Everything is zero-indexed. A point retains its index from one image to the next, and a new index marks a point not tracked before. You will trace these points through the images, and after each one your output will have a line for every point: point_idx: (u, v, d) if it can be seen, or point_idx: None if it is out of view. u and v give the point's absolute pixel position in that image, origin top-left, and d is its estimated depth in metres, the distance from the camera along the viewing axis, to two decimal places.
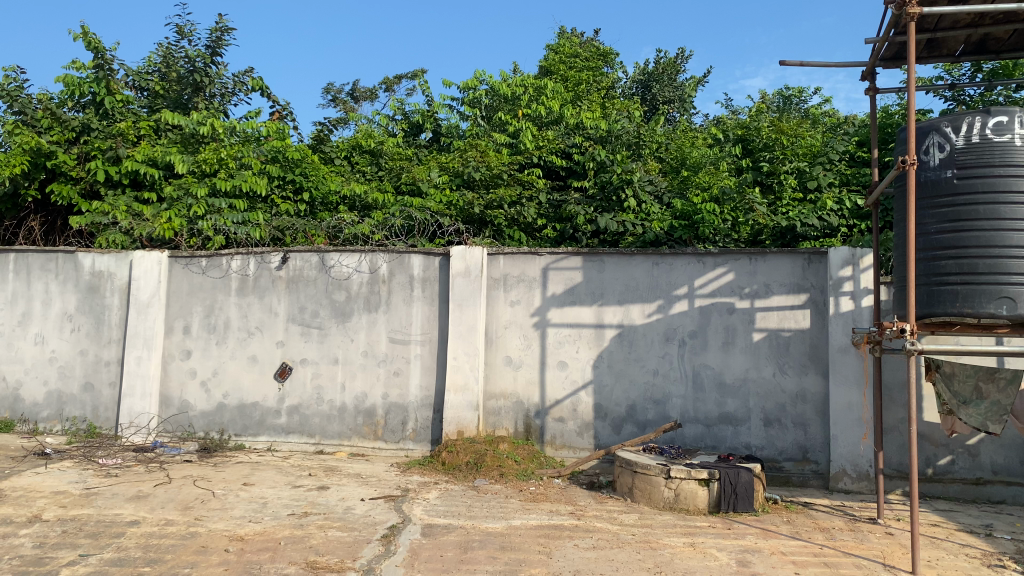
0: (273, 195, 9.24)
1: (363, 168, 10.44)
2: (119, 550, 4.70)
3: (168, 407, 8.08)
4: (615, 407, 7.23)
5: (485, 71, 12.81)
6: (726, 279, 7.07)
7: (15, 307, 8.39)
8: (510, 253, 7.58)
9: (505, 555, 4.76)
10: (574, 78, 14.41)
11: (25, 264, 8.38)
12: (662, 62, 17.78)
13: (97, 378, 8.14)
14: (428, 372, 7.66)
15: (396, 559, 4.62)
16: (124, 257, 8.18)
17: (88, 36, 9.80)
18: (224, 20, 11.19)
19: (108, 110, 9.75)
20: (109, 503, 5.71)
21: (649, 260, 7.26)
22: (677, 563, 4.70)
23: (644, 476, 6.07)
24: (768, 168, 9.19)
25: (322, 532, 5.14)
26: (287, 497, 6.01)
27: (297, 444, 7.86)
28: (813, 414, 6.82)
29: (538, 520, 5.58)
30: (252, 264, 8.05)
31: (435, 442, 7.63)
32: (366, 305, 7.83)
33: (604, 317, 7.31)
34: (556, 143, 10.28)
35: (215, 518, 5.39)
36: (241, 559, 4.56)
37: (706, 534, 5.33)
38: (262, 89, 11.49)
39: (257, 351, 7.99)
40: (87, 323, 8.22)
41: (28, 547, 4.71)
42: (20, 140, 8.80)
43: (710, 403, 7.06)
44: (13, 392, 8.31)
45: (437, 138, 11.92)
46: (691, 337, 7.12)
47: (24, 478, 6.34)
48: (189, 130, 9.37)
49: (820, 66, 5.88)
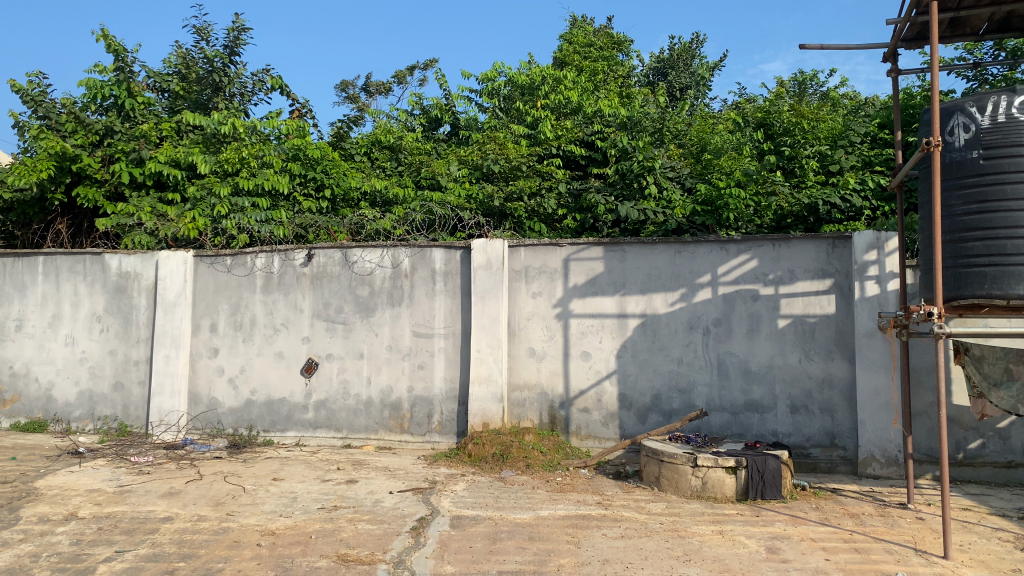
0: (296, 192, 9.31)
1: (383, 164, 10.50)
2: (154, 546, 4.77)
3: (197, 405, 8.17)
4: (640, 396, 7.23)
5: (503, 62, 12.82)
6: (750, 266, 7.03)
7: (45, 308, 8.50)
8: (531, 245, 7.58)
9: (534, 545, 4.78)
10: (590, 68, 14.28)
11: (53, 266, 8.48)
12: (677, 49, 17.69)
13: (127, 377, 8.26)
14: (452, 365, 7.69)
15: (426, 551, 4.65)
16: (150, 257, 8.29)
17: (109, 39, 9.91)
18: (240, 20, 11.26)
19: (130, 112, 9.86)
20: (142, 500, 5.80)
21: (672, 248, 7.23)
22: (706, 551, 4.70)
23: (671, 465, 6.06)
24: (790, 153, 9.16)
25: (353, 525, 5.19)
26: (317, 491, 6.07)
27: (325, 438, 7.93)
28: (840, 400, 6.78)
29: (565, 510, 5.60)
30: (277, 261, 8.12)
31: (461, 434, 7.66)
32: (389, 300, 7.88)
33: (627, 307, 7.30)
34: (575, 131, 10.34)
35: (246, 513, 5.46)
36: (273, 554, 4.61)
37: (734, 522, 5.32)
38: (281, 87, 11.56)
39: (283, 347, 8.06)
40: (116, 323, 8.33)
41: (66, 544, 4.80)
42: (46, 144, 8.91)
43: (736, 390, 7.03)
44: (45, 392, 8.44)
45: (455, 131, 11.94)
46: (715, 325, 7.09)
47: (59, 477, 6.45)
48: (211, 130, 9.57)
49: (841, 48, 5.82)
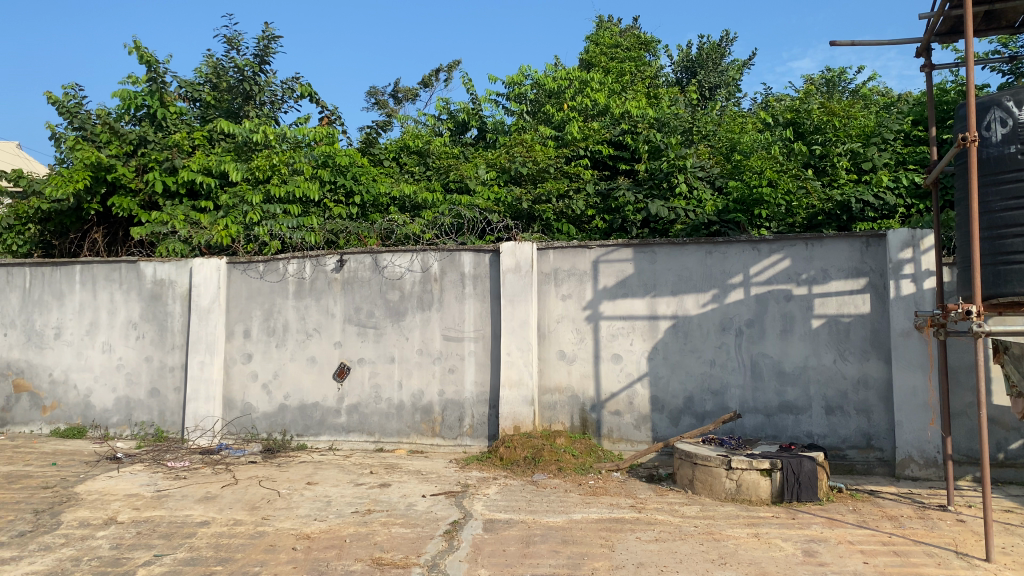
0: (326, 199, 9.37)
1: (412, 169, 10.55)
2: (191, 550, 4.83)
3: (231, 410, 8.27)
4: (672, 399, 7.18)
5: (530, 65, 12.81)
6: (782, 265, 6.96)
7: (82, 316, 8.63)
8: (561, 247, 7.57)
9: (568, 548, 4.78)
10: (617, 69, 14.23)
11: (90, 275, 8.62)
12: (705, 47, 17.59)
13: (162, 383, 8.38)
14: (483, 368, 7.70)
15: (460, 555, 4.66)
16: (184, 265, 8.40)
17: (141, 50, 10.07)
18: (269, 29, 11.39)
19: (163, 122, 10.02)
20: (180, 504, 5.88)
21: (703, 249, 7.18)
22: (742, 554, 4.66)
23: (705, 468, 6.02)
24: (821, 151, 9.07)
25: (386, 528, 5.22)
26: (351, 495, 6.11)
27: (358, 443, 7.97)
28: (877, 400, 6.69)
29: (598, 513, 5.58)
30: (308, 267, 8.19)
31: (492, 437, 7.67)
32: (419, 304, 7.91)
33: (657, 309, 7.26)
34: (603, 133, 10.31)
35: (281, 517, 5.51)
36: (309, 557, 4.65)
37: (770, 524, 5.27)
38: (311, 95, 11.67)
39: (316, 352, 8.12)
40: (152, 330, 8.46)
41: (106, 548, 4.88)
42: (81, 155, 9.07)
43: (770, 391, 6.97)
44: (83, 399, 8.56)
45: (482, 135, 11.96)
46: (748, 326, 7.04)
47: (98, 482, 6.57)
48: (243, 138, 9.69)
49: (872, 45, 5.76)
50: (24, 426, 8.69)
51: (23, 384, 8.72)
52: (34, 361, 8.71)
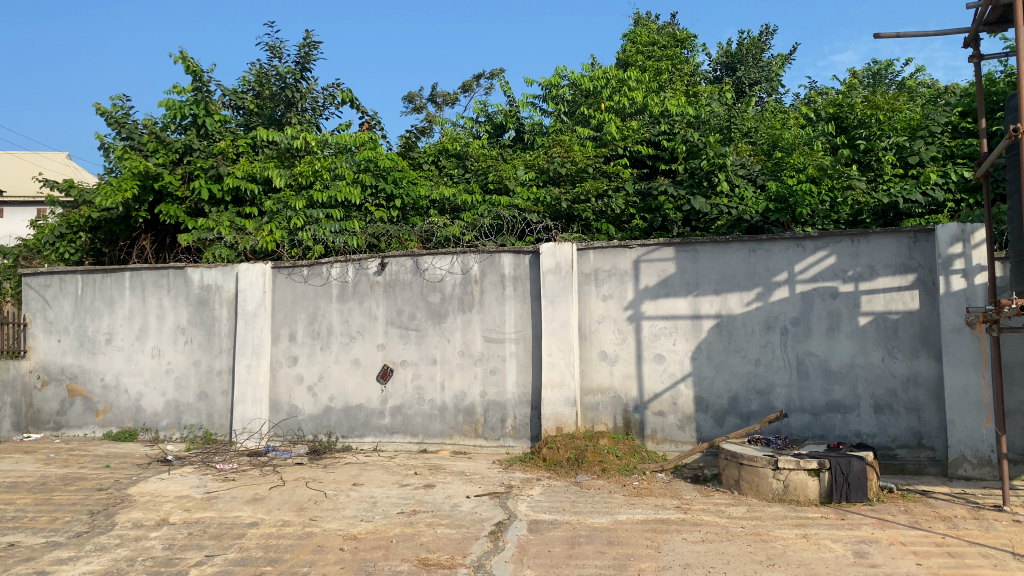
0: (368, 203, 9.45)
1: (451, 171, 10.59)
2: (241, 550, 4.91)
3: (278, 412, 8.39)
4: (716, 399, 7.12)
5: (566, 65, 12.80)
6: (828, 263, 6.86)
7: (132, 322, 8.82)
8: (600, 247, 7.55)
9: (613, 549, 4.76)
10: (655, 68, 14.14)
11: (140, 281, 8.81)
12: (745, 43, 17.41)
13: (211, 386, 8.54)
14: (525, 370, 7.71)
15: (505, 555, 4.67)
16: (230, 270, 8.55)
17: (187, 60, 10.27)
18: (311, 36, 11.53)
19: (208, 130, 10.21)
20: (229, 505, 5.99)
21: (746, 247, 7.11)
22: (791, 555, 4.60)
23: (751, 468, 5.95)
24: (865, 145, 8.83)
25: (432, 529, 5.25)
26: (396, 496, 6.17)
27: (402, 444, 8.03)
28: (927, 398, 6.56)
29: (643, 514, 5.55)
30: (351, 270, 8.28)
31: (535, 438, 7.68)
32: (460, 306, 7.95)
33: (700, 308, 7.20)
34: (642, 132, 10.27)
35: (328, 518, 5.58)
36: (356, 558, 4.70)
37: (819, 525, 5.19)
38: (352, 101, 11.81)
39: (359, 354, 8.21)
40: (199, 335, 8.62)
41: (160, 548, 4.99)
42: (129, 165, 9.28)
43: (817, 390, 6.87)
44: (135, 402, 8.75)
45: (520, 137, 11.98)
46: (794, 324, 6.95)
47: (150, 483, 6.72)
48: (285, 145, 9.83)
49: (917, 36, 5.66)
50: (78, 429, 8.90)
51: (76, 389, 8.93)
52: (87, 366, 8.92)
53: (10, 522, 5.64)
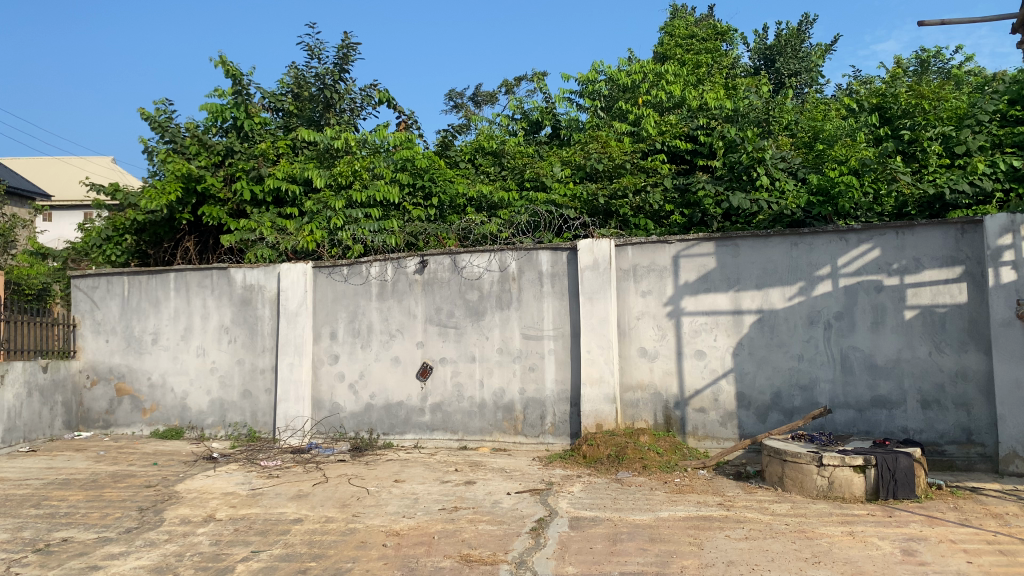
0: (406, 202, 9.53)
1: (488, 169, 10.65)
2: (286, 546, 4.98)
3: (320, 410, 8.49)
4: (759, 395, 7.04)
5: (603, 60, 12.74)
6: (872, 256, 6.75)
7: (177, 322, 8.99)
8: (639, 243, 7.50)
9: (655, 546, 4.73)
10: (693, 61, 14.00)
11: (184, 282, 8.98)
12: (784, 34, 17.15)
13: (254, 385, 8.67)
14: (564, 367, 7.70)
15: (547, 552, 4.68)
16: (272, 270, 8.68)
17: (227, 64, 10.42)
18: (348, 37, 11.62)
19: (249, 132, 10.37)
20: (274, 502, 6.07)
21: (788, 241, 7.02)
22: (837, 553, 4.54)
23: (795, 465, 5.88)
24: (909, 135, 8.65)
25: (473, 525, 5.28)
26: (437, 493, 6.20)
27: (442, 441, 8.08)
28: (976, 393, 6.42)
29: (686, 511, 5.51)
30: (390, 269, 8.35)
31: (575, 435, 7.67)
32: (498, 303, 7.97)
33: (742, 303, 7.12)
34: (680, 126, 10.20)
35: (371, 514, 5.64)
36: (399, 554, 4.73)
37: (865, 522, 5.11)
38: (389, 101, 11.88)
39: (399, 352, 8.28)
40: (243, 334, 8.76)
41: (207, 544, 5.08)
42: (172, 168, 9.46)
43: (862, 386, 6.75)
44: (181, 401, 8.92)
45: (557, 133, 11.96)
46: (837, 319, 6.84)
47: (196, 480, 6.84)
48: (325, 146, 9.91)
49: (963, 22, 5.53)
50: (126, 427, 9.09)
51: (124, 388, 9.12)
52: (134, 365, 9.10)
53: (62, 518, 5.78)
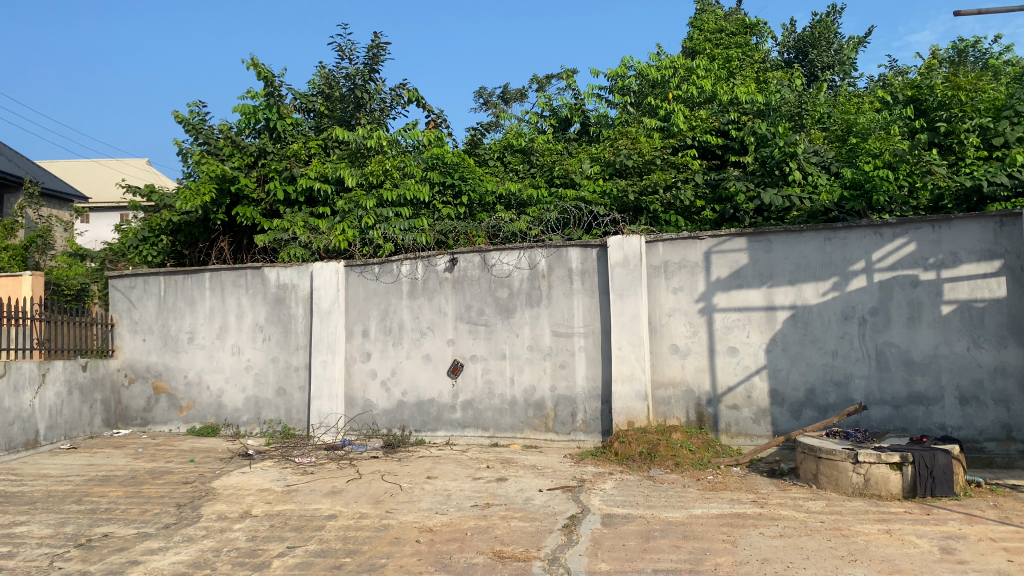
0: (436, 200, 9.58)
1: (517, 167, 10.67)
2: (321, 542, 5.03)
3: (353, 407, 8.56)
4: (793, 391, 6.98)
5: (632, 56, 12.67)
6: (908, 250, 6.65)
7: (213, 321, 9.12)
8: (670, 239, 7.46)
9: (689, 544, 4.72)
10: (723, 56, 13.90)
11: (219, 281, 9.10)
12: (816, 26, 16.94)
13: (288, 382, 8.77)
14: (595, 364, 7.69)
15: (580, 549, 4.68)
16: (305, 269, 8.77)
17: (259, 66, 10.54)
18: (378, 37, 11.69)
19: (281, 133, 10.47)
20: (308, 498, 6.14)
21: (821, 236, 6.94)
22: (873, 551, 4.49)
23: (830, 462, 5.82)
24: (946, 128, 8.52)
25: (506, 522, 5.30)
26: (469, 489, 6.23)
27: (474, 438, 8.11)
28: (1016, 389, 6.31)
29: (719, 509, 5.49)
30: (420, 267, 8.40)
31: (606, 432, 7.65)
32: (528, 301, 7.98)
33: (775, 299, 7.06)
34: (711, 121, 10.14)
35: (404, 511, 5.68)
36: (432, 550, 4.77)
37: (903, 520, 5.05)
38: (418, 100, 11.93)
39: (430, 350, 8.32)
40: (277, 332, 8.86)
41: (244, 540, 5.16)
42: (207, 169, 9.60)
43: (898, 382, 6.66)
44: (216, 399, 9.05)
45: (586, 130, 11.95)
46: (872, 314, 6.76)
47: (232, 477, 6.94)
48: (356, 145, 9.95)
49: (1001, 11, 5.43)
50: (163, 425, 9.24)
51: (161, 386, 9.27)
52: (171, 364, 9.25)
53: (103, 514, 5.90)
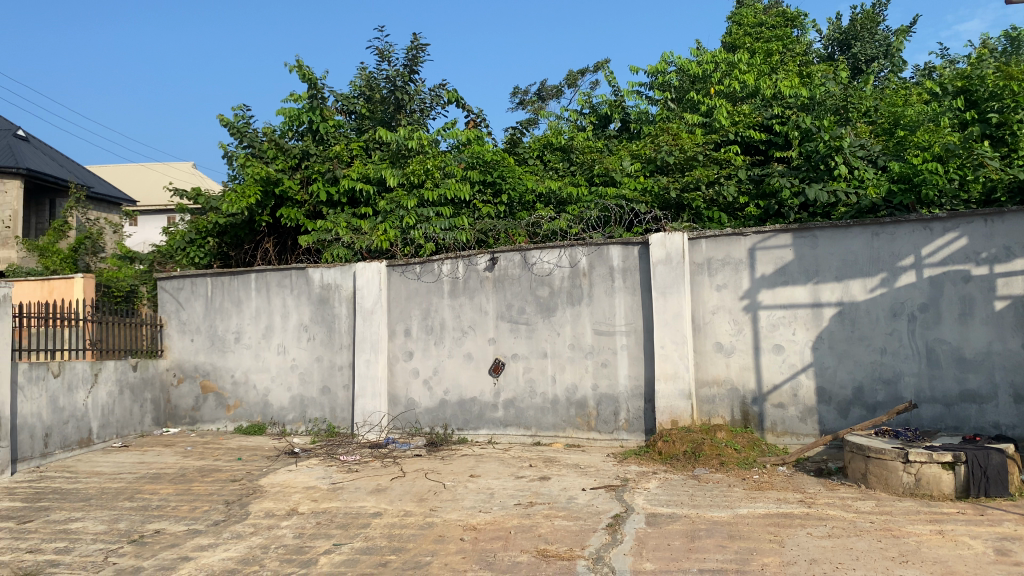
0: (476, 199, 9.61)
1: (556, 165, 10.66)
2: (367, 539, 5.09)
3: (396, 406, 8.63)
4: (840, 389, 6.87)
5: (672, 51, 12.56)
6: (959, 244, 6.50)
7: (259, 321, 9.26)
8: (713, 236, 7.39)
9: (735, 544, 4.67)
10: (764, 49, 13.75)
11: (265, 282, 9.24)
12: (859, 17, 16.65)
13: (332, 381, 8.87)
14: (637, 363, 7.65)
15: (624, 548, 4.67)
16: (348, 269, 8.86)
17: (302, 69, 10.66)
18: (418, 38, 11.76)
19: (324, 135, 10.60)
20: (353, 496, 6.21)
21: (868, 231, 6.82)
22: (925, 552, 4.39)
23: (879, 461, 5.71)
24: (997, 118, 8.29)
25: (550, 521, 5.30)
26: (512, 488, 6.24)
27: (516, 436, 8.13)
28: None
29: (765, 508, 5.42)
30: (461, 266, 8.43)
31: (649, 432, 7.60)
32: (569, 299, 7.97)
33: (821, 296, 6.95)
34: (754, 116, 10.04)
35: (448, 509, 5.71)
36: (476, 548, 4.79)
37: (956, 521, 4.93)
38: (457, 100, 11.98)
39: (472, 349, 8.35)
40: (321, 331, 8.96)
41: (291, 537, 5.23)
42: (251, 171, 9.76)
43: (950, 380, 6.52)
44: (263, 398, 9.19)
45: (626, 127, 11.88)
46: (922, 311, 6.62)
47: (279, 475, 7.05)
48: (397, 146, 10.04)
49: None
50: (211, 423, 9.42)
51: (209, 385, 9.45)
52: (219, 364, 9.42)
53: (154, 510, 6.03)
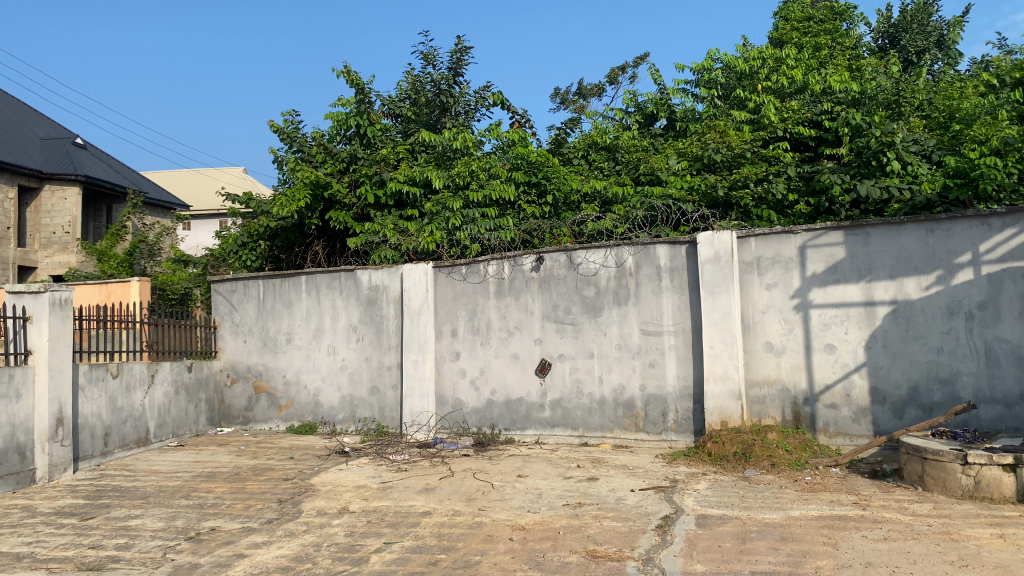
0: (521, 200, 9.63)
1: (601, 165, 10.63)
2: (416, 538, 5.13)
3: (444, 406, 8.69)
4: (895, 389, 6.73)
5: (718, 48, 12.45)
6: (1019, 240, 6.31)
7: (309, 322, 9.40)
8: (762, 234, 7.30)
9: (787, 546, 4.61)
10: (812, 44, 13.54)
11: (315, 283, 9.39)
12: (910, 10, 16.29)
13: (381, 381, 8.97)
14: (685, 363, 7.59)
15: (674, 549, 4.64)
16: (395, 271, 8.95)
17: (349, 74, 10.81)
18: (462, 41, 11.83)
19: (371, 138, 10.72)
20: (403, 495, 6.27)
21: (923, 227, 6.68)
22: (986, 557, 4.28)
23: (937, 463, 5.58)
24: None
25: (598, 521, 5.29)
26: (560, 488, 6.24)
27: (563, 437, 8.12)
28: None
29: (818, 510, 5.34)
30: (506, 267, 8.46)
31: (698, 433, 7.54)
32: (616, 299, 7.94)
33: (874, 294, 6.82)
34: (803, 112, 9.88)
35: (496, 509, 5.73)
36: (525, 548, 4.80)
37: (1017, 525, 4.80)
38: (502, 102, 12.04)
39: (518, 349, 8.37)
40: (370, 332, 9.07)
41: (343, 535, 5.31)
42: (301, 176, 9.93)
43: (1010, 379, 6.34)
44: (313, 398, 9.33)
45: (672, 125, 11.79)
46: (980, 309, 6.45)
47: (330, 474, 7.15)
48: (443, 148, 10.13)
49: None
50: (264, 423, 9.59)
51: (261, 385, 9.63)
52: (271, 364, 9.58)
53: (210, 508, 6.16)
